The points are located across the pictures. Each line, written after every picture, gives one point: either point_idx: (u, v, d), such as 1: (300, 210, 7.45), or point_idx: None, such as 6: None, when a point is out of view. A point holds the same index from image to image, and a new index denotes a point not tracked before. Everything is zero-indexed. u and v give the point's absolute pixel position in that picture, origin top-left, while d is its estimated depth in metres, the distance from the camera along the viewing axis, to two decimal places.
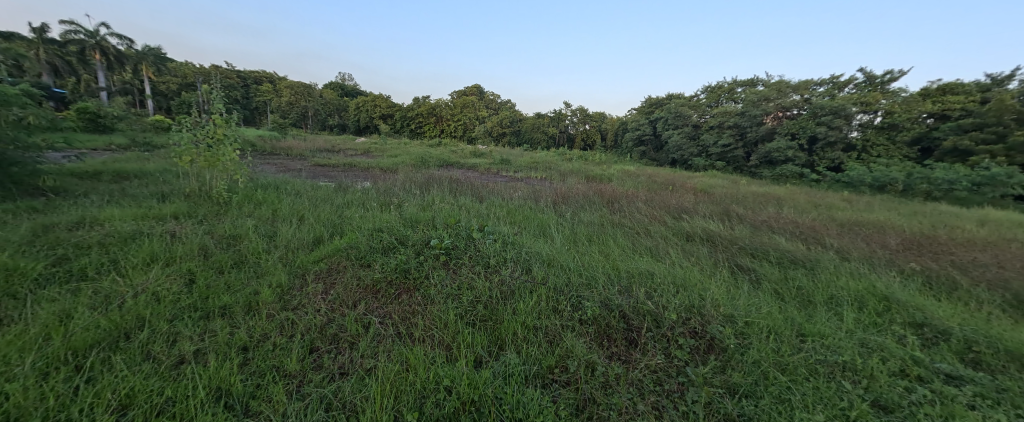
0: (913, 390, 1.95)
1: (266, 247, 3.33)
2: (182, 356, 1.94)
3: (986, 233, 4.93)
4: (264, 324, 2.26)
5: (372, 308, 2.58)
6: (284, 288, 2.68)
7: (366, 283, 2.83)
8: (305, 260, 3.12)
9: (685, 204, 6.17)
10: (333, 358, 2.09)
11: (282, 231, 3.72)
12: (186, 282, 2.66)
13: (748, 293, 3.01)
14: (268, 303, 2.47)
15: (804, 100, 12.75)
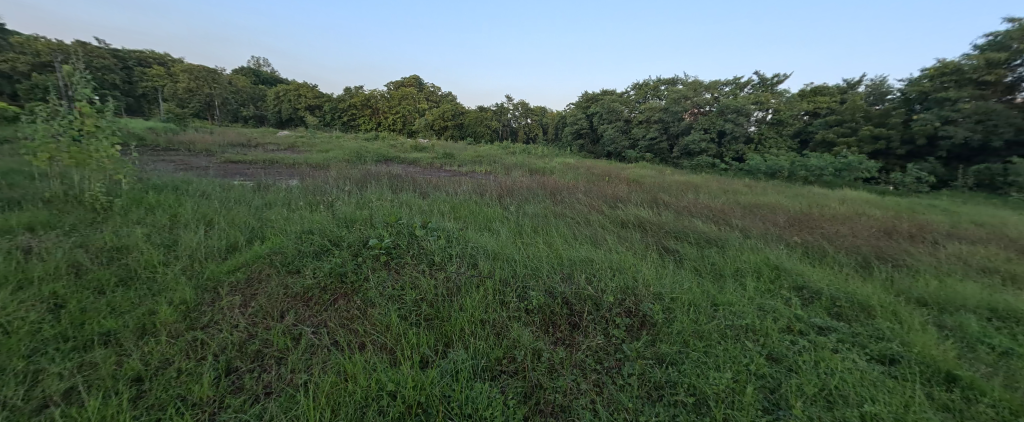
0: (796, 342, 2.31)
1: (163, 259, 2.81)
2: (50, 398, 1.57)
3: (846, 209, 6.05)
4: (163, 348, 1.91)
5: (303, 318, 2.32)
6: (189, 304, 2.29)
7: (295, 291, 2.52)
8: (216, 271, 2.68)
9: (621, 193, 6.57)
10: (255, 377, 1.84)
11: (184, 238, 3.16)
12: (51, 307, 2.14)
13: (674, 272, 3.30)
14: (169, 324, 2.09)
15: (714, 98, 14.32)
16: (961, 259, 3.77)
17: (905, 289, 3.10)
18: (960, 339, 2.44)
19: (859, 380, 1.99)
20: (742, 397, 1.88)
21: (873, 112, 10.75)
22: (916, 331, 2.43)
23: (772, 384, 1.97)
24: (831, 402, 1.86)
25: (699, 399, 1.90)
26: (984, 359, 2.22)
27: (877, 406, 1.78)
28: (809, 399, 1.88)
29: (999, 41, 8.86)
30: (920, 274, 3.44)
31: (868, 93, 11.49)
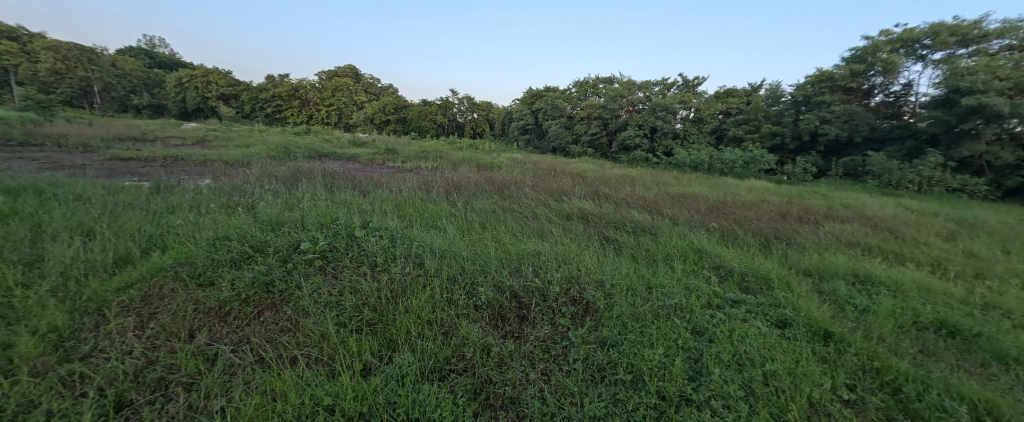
0: (714, 315, 2.57)
1: (23, 280, 2.28)
2: None
3: (753, 197, 6.90)
4: (26, 389, 1.55)
5: (220, 335, 2.03)
6: (63, 332, 1.88)
7: (208, 307, 2.19)
8: (101, 289, 2.24)
9: (566, 187, 6.76)
10: (159, 409, 1.58)
11: (54, 252, 2.60)
12: None
13: (614, 259, 3.49)
14: (35, 358, 1.70)
15: (647, 97, 15.37)
16: (836, 235, 4.49)
17: (797, 263, 3.62)
18: (836, 301, 2.92)
19: (764, 343, 2.27)
20: (672, 369, 2.04)
21: (772, 112, 12.37)
22: (805, 297, 2.85)
23: (697, 355, 2.17)
24: (742, 364, 2.10)
25: (637, 376, 2.03)
26: (853, 316, 2.68)
27: (777, 365, 2.06)
28: (725, 363, 2.10)
29: (859, 54, 10.61)
30: (807, 249, 4.04)
31: (769, 95, 13.17)
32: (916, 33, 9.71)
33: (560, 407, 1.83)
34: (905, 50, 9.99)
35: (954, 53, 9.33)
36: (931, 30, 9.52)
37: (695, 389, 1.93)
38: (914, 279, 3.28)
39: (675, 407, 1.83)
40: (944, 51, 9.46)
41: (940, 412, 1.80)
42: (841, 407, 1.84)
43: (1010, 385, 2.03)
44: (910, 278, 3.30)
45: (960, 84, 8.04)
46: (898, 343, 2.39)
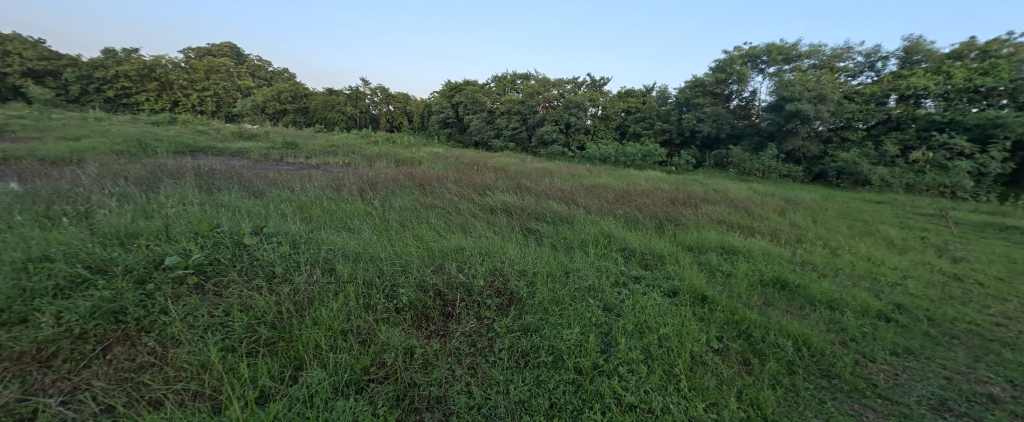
0: (622, 292, 2.83)
1: None
2: None
3: (652, 186, 7.77)
4: None
5: (44, 385, 1.57)
6: None
7: (19, 351, 1.66)
8: None
9: (486, 181, 6.76)
10: None
11: None
12: None
13: (535, 249, 3.61)
14: None
15: (560, 95, 16.12)
16: (711, 216, 5.30)
17: (686, 240, 4.18)
18: (714, 270, 3.45)
19: (661, 311, 2.58)
20: (587, 346, 2.18)
21: (665, 111, 14.04)
22: (690, 269, 3.31)
23: (607, 329, 2.36)
24: (644, 331, 2.35)
25: (557, 356, 2.13)
26: (722, 280, 3.22)
27: (668, 328, 2.35)
28: (630, 333, 2.33)
29: (721, 65, 12.57)
30: (691, 228, 4.70)
31: (662, 96, 14.89)
32: (757, 50, 11.92)
33: (486, 398, 1.83)
34: (751, 64, 12.17)
35: (782, 68, 11.67)
36: (767, 49, 11.75)
37: (607, 360, 2.10)
38: (766, 247, 4.04)
39: (589, 379, 1.97)
40: (776, 66, 11.77)
41: (775, 349, 2.28)
42: (714, 357, 2.19)
43: (821, 322, 2.66)
44: (764, 247, 4.05)
45: (785, 93, 10.06)
46: (756, 300, 2.93)
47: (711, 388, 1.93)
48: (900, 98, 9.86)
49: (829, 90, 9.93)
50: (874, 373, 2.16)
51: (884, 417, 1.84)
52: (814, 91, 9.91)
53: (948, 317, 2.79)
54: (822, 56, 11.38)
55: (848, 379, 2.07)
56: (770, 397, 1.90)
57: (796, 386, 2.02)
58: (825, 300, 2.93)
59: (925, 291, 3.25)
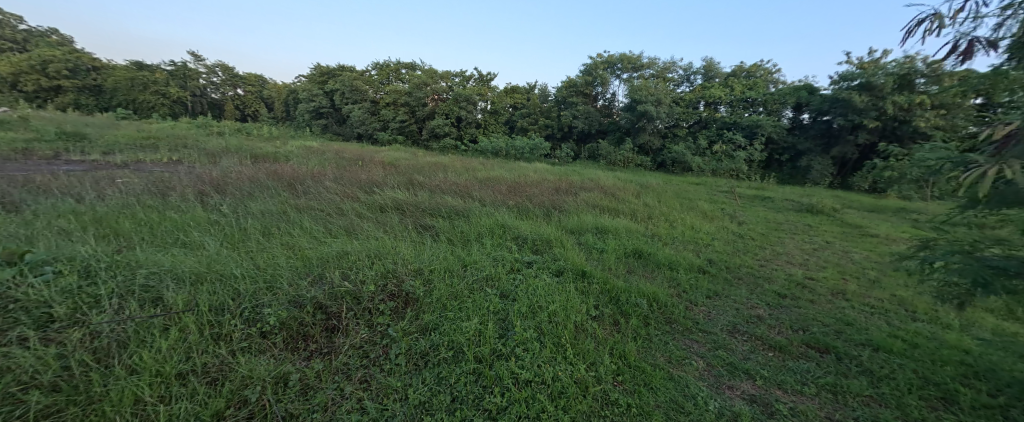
0: (516, 278, 2.91)
1: None
2: None
3: (542, 177, 8.25)
4: None
5: None
6: None
7: None
8: None
9: (372, 177, 6.19)
10: None
11: None
12: None
13: (430, 246, 3.44)
14: None
15: (448, 87, 15.77)
16: (589, 202, 5.91)
17: (572, 225, 4.56)
18: (592, 248, 3.86)
19: (551, 290, 2.74)
20: (486, 333, 2.18)
21: (548, 107, 15.08)
22: (573, 250, 3.62)
23: (506, 315, 2.39)
24: (536, 311, 2.46)
25: (457, 350, 2.06)
26: (597, 257, 3.62)
27: (556, 305, 2.52)
28: (525, 315, 2.41)
29: (589, 69, 14.05)
30: (573, 214, 5.15)
31: (544, 93, 15.91)
32: (613, 58, 13.68)
33: (382, 410, 1.67)
34: (609, 70, 13.98)
35: (631, 75, 13.65)
36: (619, 57, 13.59)
37: (505, 344, 2.13)
38: (630, 226, 4.69)
39: (489, 365, 1.97)
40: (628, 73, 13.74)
41: (634, 307, 2.67)
42: (590, 322, 2.46)
43: (667, 281, 3.22)
44: (629, 225, 4.70)
45: (636, 96, 11.92)
46: (626, 271, 3.37)
47: (590, 350, 2.15)
48: (706, 104, 12.56)
49: (664, 95, 12.08)
50: (700, 314, 2.73)
51: (702, 346, 2.34)
52: (655, 95, 11.94)
53: (744, 265, 3.71)
54: (656, 68, 13.72)
55: (684, 323, 2.56)
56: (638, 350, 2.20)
57: (652, 336, 2.40)
58: (669, 263, 3.57)
59: (730, 249, 4.24)
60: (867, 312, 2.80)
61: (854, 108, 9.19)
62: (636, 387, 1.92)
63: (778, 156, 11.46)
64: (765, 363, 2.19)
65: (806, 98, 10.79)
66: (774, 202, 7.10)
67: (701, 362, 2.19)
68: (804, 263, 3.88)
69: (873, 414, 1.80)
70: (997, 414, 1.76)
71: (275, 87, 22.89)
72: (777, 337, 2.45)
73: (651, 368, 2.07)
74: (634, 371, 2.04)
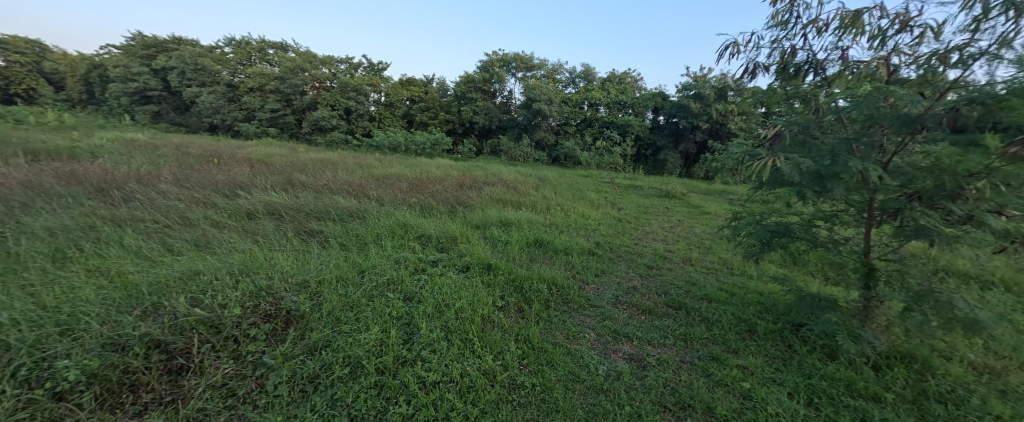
0: (421, 279, 2.80)
1: None
2: None
3: (442, 173, 8.05)
4: None
5: None
6: None
7: None
8: None
9: (240, 178, 5.21)
10: None
11: None
12: None
13: (319, 253, 3.07)
14: None
15: (333, 75, 14.15)
16: (492, 196, 6.04)
17: (475, 220, 4.60)
18: (494, 241, 3.97)
19: (456, 287, 2.71)
20: (388, 341, 2.06)
21: (446, 102, 14.84)
22: (477, 245, 3.67)
23: (410, 319, 2.29)
24: (442, 310, 2.42)
25: (354, 366, 1.90)
26: (502, 249, 3.74)
27: (462, 301, 2.51)
28: (430, 316, 2.34)
29: (485, 66, 14.32)
30: (478, 209, 5.20)
31: (442, 88, 15.56)
32: (508, 56, 14.15)
33: None
34: (505, 68, 14.42)
35: (526, 74, 14.33)
36: (513, 57, 14.12)
37: (410, 349, 2.05)
38: (530, 218, 4.93)
39: (392, 374, 1.87)
40: (522, 72, 14.39)
41: (537, 293, 2.85)
42: (496, 312, 2.53)
43: (564, 265, 3.51)
44: (530, 217, 4.97)
45: (531, 94, 12.64)
46: (526, 260, 3.55)
47: (497, 340, 2.21)
48: (589, 105, 13.88)
49: (555, 95, 13.05)
50: (591, 292, 3.05)
51: (593, 319, 2.63)
52: (548, 95, 12.82)
53: (626, 245, 4.27)
54: (547, 69, 14.68)
55: (579, 301, 2.83)
56: (538, 333, 2.34)
57: (553, 317, 2.59)
58: (564, 249, 3.89)
59: (615, 232, 4.84)
60: (707, 273, 3.51)
61: (693, 113, 11.47)
62: (539, 367, 2.07)
63: (644, 151, 13.41)
64: (639, 326, 2.57)
65: (661, 103, 12.91)
66: (643, 190, 8.31)
67: (592, 333, 2.46)
68: (665, 239, 4.67)
69: (709, 352, 2.26)
70: (780, 336, 2.39)
71: (69, 60, 17.00)
72: (647, 303, 2.89)
73: (552, 347, 2.24)
74: (537, 353, 2.18)
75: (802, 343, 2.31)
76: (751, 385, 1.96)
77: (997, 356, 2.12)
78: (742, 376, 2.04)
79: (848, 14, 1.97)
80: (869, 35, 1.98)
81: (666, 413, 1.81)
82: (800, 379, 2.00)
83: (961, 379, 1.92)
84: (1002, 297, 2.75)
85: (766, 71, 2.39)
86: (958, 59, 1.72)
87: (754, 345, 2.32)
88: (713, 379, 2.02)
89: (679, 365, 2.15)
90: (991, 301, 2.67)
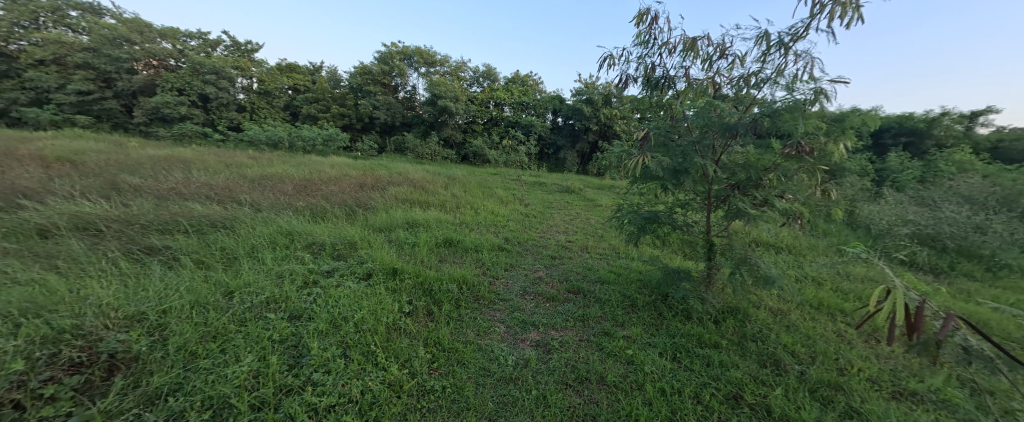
0: (312, 293, 2.52)
1: None
2: None
3: (335, 172, 7.29)
4: None
5: None
6: None
7: None
8: None
9: (24, 183, 3.84)
10: None
11: None
12: None
13: (163, 275, 2.50)
14: None
15: (178, 52, 11.64)
16: (397, 197, 5.75)
17: (376, 223, 4.32)
18: (399, 243, 3.80)
19: (354, 298, 2.52)
20: (266, 371, 1.82)
21: (337, 94, 13.51)
22: (380, 249, 3.47)
23: (296, 340, 2.06)
24: (339, 325, 2.23)
25: (217, 409, 1.64)
26: (409, 251, 3.61)
27: (363, 312, 2.36)
28: (323, 333, 2.15)
29: (384, 58, 13.51)
30: (381, 211, 4.90)
31: (332, 78, 14.10)
32: (409, 50, 13.59)
33: None
34: (405, 61, 13.79)
35: (428, 70, 13.93)
36: (414, 50, 13.62)
37: (296, 375, 1.84)
38: (437, 218, 4.83)
39: (273, 408, 1.68)
40: (423, 67, 13.94)
41: (447, 293, 2.83)
42: (402, 318, 2.45)
43: (474, 263, 3.56)
44: (439, 216, 4.89)
45: (436, 91, 12.43)
46: (432, 260, 3.48)
47: (404, 348, 2.15)
48: (495, 104, 14.18)
49: (461, 93, 13.02)
50: (500, 286, 3.17)
51: (502, 313, 2.74)
52: (453, 92, 12.73)
53: (533, 239, 4.53)
54: (450, 66, 14.52)
55: (489, 296, 2.92)
56: (445, 333, 2.33)
57: (464, 315, 2.63)
58: (474, 247, 3.93)
59: (522, 227, 5.09)
60: (600, 259, 3.95)
61: (586, 116, 12.74)
62: (449, 368, 2.08)
63: (547, 151, 14.09)
64: (543, 313, 2.78)
65: (559, 106, 13.96)
66: (546, 187, 8.90)
67: (502, 326, 2.56)
68: (566, 231, 5.11)
69: (602, 328, 2.57)
70: (653, 306, 2.84)
71: None
72: (550, 291, 3.12)
73: (462, 346, 2.26)
74: (446, 354, 2.18)
75: (669, 309, 2.78)
76: (634, 351, 2.29)
77: (785, 301, 2.89)
78: (627, 345, 2.37)
79: (688, 40, 2.43)
80: (702, 59, 2.48)
81: (568, 389, 2.01)
82: (667, 339, 2.41)
83: (766, 322, 2.57)
84: (789, 258, 3.76)
85: (635, 82, 2.80)
86: (755, 82, 2.28)
87: (634, 316, 2.72)
88: (605, 352, 2.31)
89: (578, 344, 2.39)
90: (783, 262, 3.62)
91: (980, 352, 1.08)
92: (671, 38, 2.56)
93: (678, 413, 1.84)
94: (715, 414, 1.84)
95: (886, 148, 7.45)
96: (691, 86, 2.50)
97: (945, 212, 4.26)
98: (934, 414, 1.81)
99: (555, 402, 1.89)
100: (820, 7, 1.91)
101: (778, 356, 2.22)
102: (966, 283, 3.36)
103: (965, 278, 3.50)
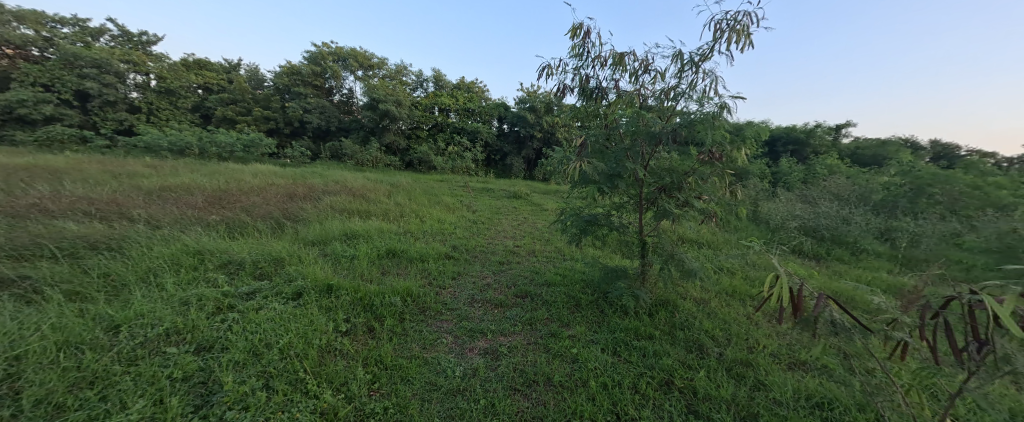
0: (225, 319, 2.22)
1: None
2: None
3: (257, 182, 6.56)
4: None
5: None
6: None
7: None
8: None
9: None
10: None
11: None
12: None
13: (19, 313, 2.03)
14: None
15: (45, 40, 9.67)
16: (333, 207, 5.35)
17: (307, 236, 3.97)
18: (334, 257, 3.54)
19: (281, 322, 2.27)
20: (164, 416, 1.57)
21: (258, 95, 12.25)
22: (312, 264, 3.19)
23: (205, 375, 1.80)
24: (260, 353, 2.00)
25: None
26: (347, 265, 3.36)
27: (290, 336, 2.14)
28: (240, 364, 1.91)
29: (314, 58, 12.60)
30: (315, 223, 4.52)
31: (252, 78, 12.77)
32: (343, 51, 12.84)
33: None
34: (339, 63, 12.99)
35: (365, 73, 13.25)
36: (350, 52, 12.91)
37: (205, 417, 1.61)
38: (379, 228, 4.58)
39: None
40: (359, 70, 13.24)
41: (390, 307, 2.68)
42: (340, 338, 2.26)
43: (419, 273, 3.44)
44: (381, 226, 4.64)
45: (375, 95, 11.86)
46: (372, 273, 3.28)
47: (340, 371, 1.99)
48: (439, 110, 13.93)
49: (403, 97, 12.59)
50: (447, 296, 3.09)
51: (450, 324, 2.66)
52: (394, 96, 12.27)
53: (481, 245, 4.50)
54: (388, 69, 13.95)
55: (436, 306, 2.83)
56: (387, 351, 2.20)
57: (408, 329, 2.51)
58: (420, 256, 3.80)
59: (469, 234, 5.04)
60: (544, 263, 4.03)
61: (530, 123, 13.11)
62: (392, 387, 1.96)
63: (494, 157, 14.17)
64: (491, 319, 2.76)
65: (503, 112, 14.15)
66: (493, 192, 8.93)
67: (449, 337, 2.50)
68: (513, 236, 5.16)
69: (549, 329, 2.63)
70: (595, 304, 2.97)
71: None
72: (498, 297, 3.12)
73: (406, 362, 2.16)
74: (389, 372, 2.06)
75: (609, 306, 2.93)
76: (578, 350, 2.37)
77: (706, 291, 3.20)
78: (572, 344, 2.45)
79: (617, 55, 2.62)
80: (630, 73, 2.69)
81: (516, 394, 2.01)
82: (608, 335, 2.54)
83: (692, 311, 2.83)
84: (708, 252, 4.19)
85: (571, 92, 2.93)
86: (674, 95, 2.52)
87: (579, 316, 2.82)
88: (551, 353, 2.36)
89: (525, 348, 2.41)
90: (703, 256, 4.04)
91: (843, 325, 1.29)
92: (602, 52, 2.73)
93: (618, 406, 1.93)
94: (650, 401, 1.97)
95: (779, 154, 8.70)
96: (621, 97, 2.69)
97: (823, 207, 5.08)
98: (819, 379, 2.13)
99: (504, 409, 1.88)
100: (720, 32, 2.18)
101: (701, 342, 2.45)
102: (839, 266, 4.03)
103: (838, 261, 4.21)
